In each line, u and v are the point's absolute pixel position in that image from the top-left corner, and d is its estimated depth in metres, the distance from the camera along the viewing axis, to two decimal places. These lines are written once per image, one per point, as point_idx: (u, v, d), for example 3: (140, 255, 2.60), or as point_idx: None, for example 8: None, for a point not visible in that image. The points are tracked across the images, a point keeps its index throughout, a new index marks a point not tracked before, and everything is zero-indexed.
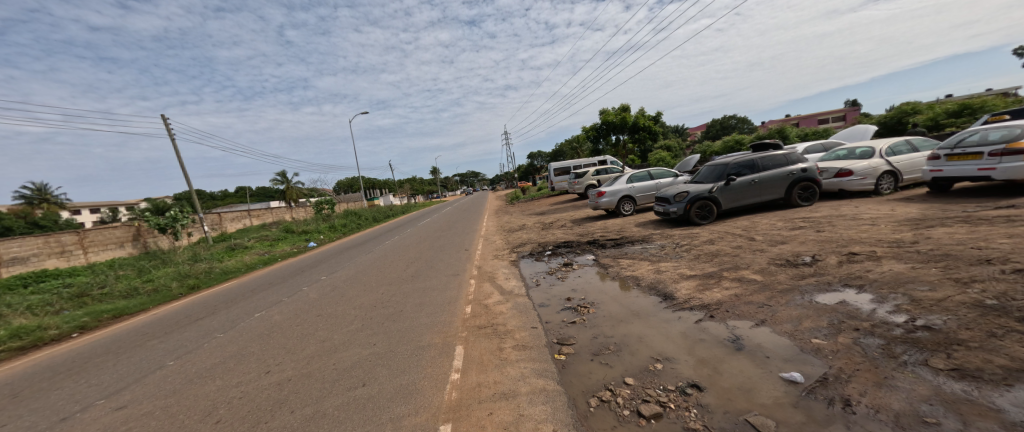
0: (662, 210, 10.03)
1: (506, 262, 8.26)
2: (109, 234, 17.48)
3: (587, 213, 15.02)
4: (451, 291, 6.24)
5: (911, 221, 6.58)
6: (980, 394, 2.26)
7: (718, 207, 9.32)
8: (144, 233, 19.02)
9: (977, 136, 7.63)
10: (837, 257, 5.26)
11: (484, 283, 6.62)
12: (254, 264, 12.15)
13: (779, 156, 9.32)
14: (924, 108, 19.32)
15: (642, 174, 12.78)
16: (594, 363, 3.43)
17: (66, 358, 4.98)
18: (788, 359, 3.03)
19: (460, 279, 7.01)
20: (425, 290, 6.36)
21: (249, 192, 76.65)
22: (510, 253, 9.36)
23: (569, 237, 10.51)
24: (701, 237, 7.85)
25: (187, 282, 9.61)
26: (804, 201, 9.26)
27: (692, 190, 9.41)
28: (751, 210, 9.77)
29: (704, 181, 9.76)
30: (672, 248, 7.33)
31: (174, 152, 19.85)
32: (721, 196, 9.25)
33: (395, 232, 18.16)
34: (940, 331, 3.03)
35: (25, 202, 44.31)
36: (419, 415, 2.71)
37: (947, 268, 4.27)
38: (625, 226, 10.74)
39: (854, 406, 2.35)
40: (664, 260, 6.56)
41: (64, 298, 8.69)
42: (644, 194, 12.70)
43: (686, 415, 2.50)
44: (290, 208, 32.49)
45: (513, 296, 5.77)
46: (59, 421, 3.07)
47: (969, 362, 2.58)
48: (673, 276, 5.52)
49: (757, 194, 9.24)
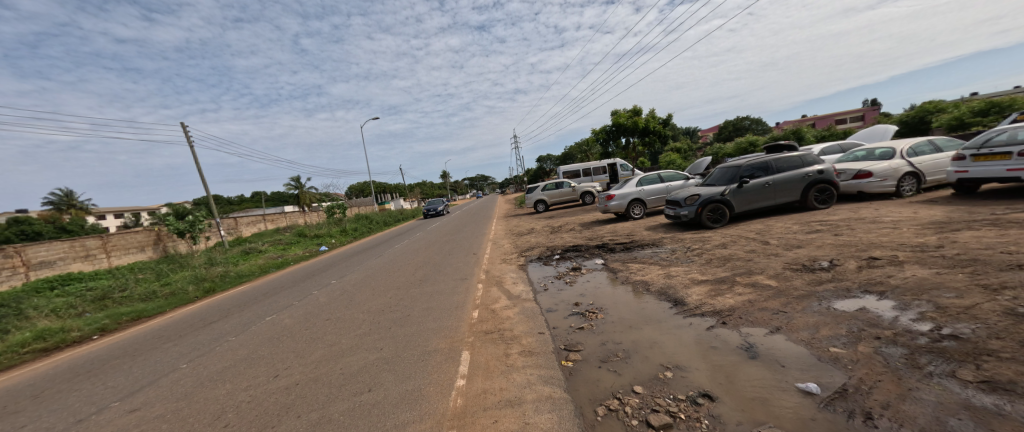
0: (673, 213, 9.88)
1: (514, 266, 8.21)
2: (131, 239, 18.06)
3: (597, 217, 14.90)
4: (459, 295, 6.23)
5: (936, 224, 6.32)
6: (1013, 409, 2.13)
7: (730, 210, 9.12)
8: (164, 237, 19.59)
9: (1006, 135, 7.32)
10: (856, 262, 5.08)
11: (491, 287, 6.59)
12: (267, 268, 12.35)
13: (794, 157, 9.09)
14: (948, 107, 18.67)
15: (652, 176, 12.62)
16: (602, 370, 3.36)
17: (85, 360, 5.10)
18: (805, 369, 2.91)
19: (468, 283, 7.01)
20: (432, 294, 6.37)
21: (266, 197, 78.74)
22: (518, 257, 9.30)
23: (579, 241, 10.41)
24: (713, 241, 7.68)
25: (203, 285, 9.81)
26: (820, 204, 9.00)
27: (704, 193, 9.26)
28: (765, 213, 9.55)
29: (716, 183, 9.60)
30: (683, 252, 7.21)
31: (193, 158, 20.47)
32: (733, 199, 9.07)
33: (405, 235, 18.24)
34: (968, 341, 2.89)
35: (53, 208, 46.18)
36: (423, 422, 2.68)
37: (974, 274, 4.08)
38: (635, 229, 10.60)
39: (876, 419, 2.24)
40: (674, 264, 6.44)
41: (86, 301, 8.95)
42: (654, 197, 12.54)
43: (697, 426, 2.42)
44: (304, 212, 33.15)
45: (521, 300, 5.74)
46: (75, 423, 3.14)
47: (1000, 374, 2.44)
48: (684, 282, 5.41)
49: (772, 197, 9.03)
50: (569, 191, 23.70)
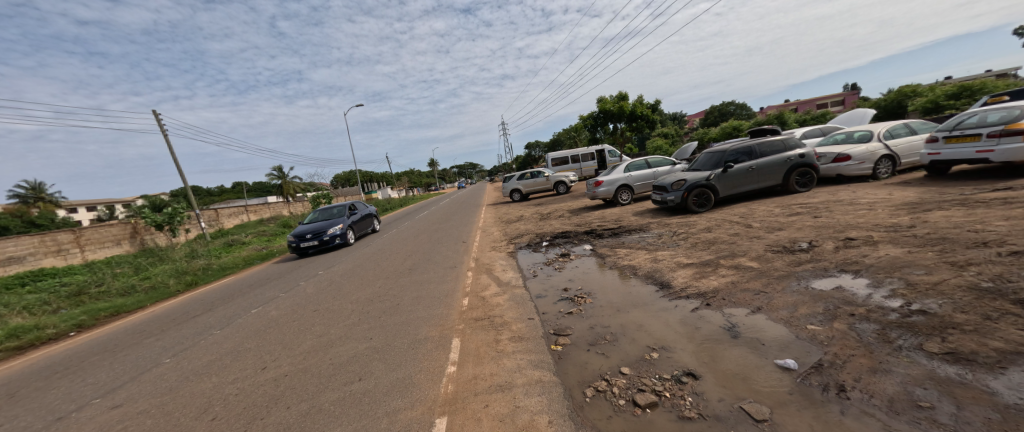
0: (659, 199, 10.01)
1: (503, 253, 8.23)
2: (106, 232, 17.45)
3: (584, 203, 14.99)
4: (448, 284, 6.23)
5: (909, 205, 6.56)
6: (974, 378, 2.27)
7: (715, 195, 9.28)
8: (141, 230, 18.97)
9: (976, 117, 7.59)
10: (834, 243, 5.25)
11: (481, 275, 6.62)
12: (251, 260, 12.11)
13: (777, 142, 9.26)
14: (923, 91, 19.17)
15: (639, 162, 12.69)
16: (590, 353, 3.43)
17: (62, 357, 4.95)
18: (784, 346, 3.03)
19: (457, 272, 6.99)
20: (422, 283, 6.36)
21: (248, 188, 76.78)
22: (507, 244, 9.32)
23: (567, 227, 10.46)
24: (699, 225, 7.82)
25: (184, 279, 9.58)
26: (801, 187, 9.21)
27: (690, 178, 9.38)
28: (749, 197, 9.73)
29: (701, 168, 9.73)
30: (669, 236, 7.33)
31: (169, 148, 19.73)
32: (718, 184, 9.22)
33: (392, 225, 18.01)
34: (935, 315, 3.04)
35: (20, 202, 44.10)
36: (414, 409, 2.71)
37: (943, 252, 4.26)
38: (623, 215, 10.71)
39: (849, 391, 2.35)
40: (661, 248, 6.55)
41: (60, 297, 8.66)
42: (641, 183, 12.64)
43: (681, 403, 2.50)
44: (288, 203, 32.43)
45: (510, 287, 5.78)
46: (54, 421, 3.07)
47: (963, 345, 2.59)
48: (670, 265, 5.51)
49: (755, 181, 9.21)
50: (543, 180, 23.35)
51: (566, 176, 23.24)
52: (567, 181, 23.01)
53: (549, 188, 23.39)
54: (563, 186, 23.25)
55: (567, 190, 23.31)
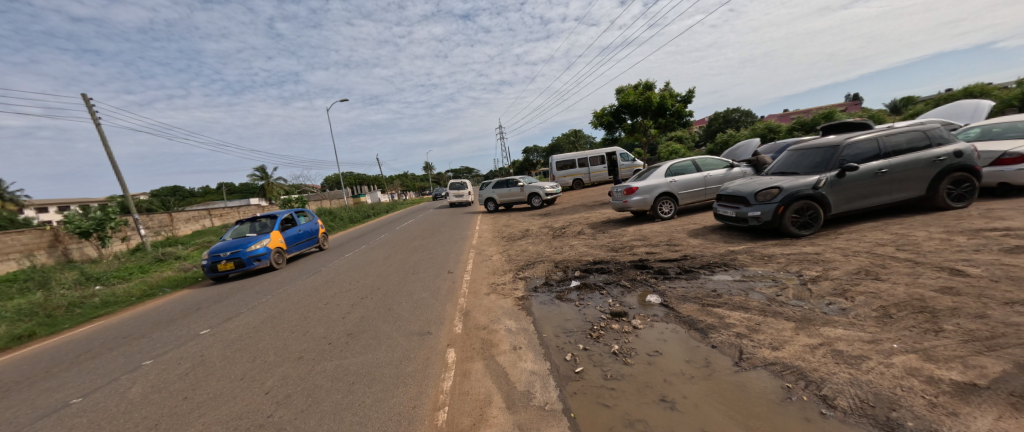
0: (733, 215, 6.92)
1: (509, 302, 5.08)
2: (11, 241, 14.15)
3: (607, 215, 11.89)
4: (405, 390, 3.06)
5: None
6: None
7: (825, 211, 6.22)
8: (64, 238, 15.75)
9: None
10: None
11: (472, 365, 3.44)
12: (159, 287, 8.80)
13: (916, 133, 6.23)
14: (993, 89, 16.63)
15: (685, 164, 9.67)
16: None
17: None
18: None
19: (428, 350, 3.81)
20: (355, 384, 3.19)
21: (229, 190, 73.21)
22: (513, 280, 6.17)
23: (598, 253, 7.34)
24: (837, 262, 4.69)
25: (19, 326, 6.25)
26: (954, 203, 6.17)
27: (785, 184, 6.31)
28: (867, 215, 6.67)
29: (797, 171, 6.67)
30: (801, 286, 4.21)
31: (106, 144, 16.62)
32: (830, 195, 6.16)
33: (381, 229, 17.90)
34: None
35: None
36: None
37: None
38: (675, 236, 7.61)
39: None
40: (815, 317, 3.43)
41: None
42: (688, 190, 9.57)
43: None
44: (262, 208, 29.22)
45: (533, 417, 2.60)
46: None
47: None
48: (914, 384, 2.33)
49: (886, 192, 6.16)
50: (516, 190, 20.21)
51: (540, 187, 19.89)
52: (543, 194, 19.70)
53: (521, 200, 20.17)
54: (537, 199, 19.88)
55: (541, 205, 20.06)
